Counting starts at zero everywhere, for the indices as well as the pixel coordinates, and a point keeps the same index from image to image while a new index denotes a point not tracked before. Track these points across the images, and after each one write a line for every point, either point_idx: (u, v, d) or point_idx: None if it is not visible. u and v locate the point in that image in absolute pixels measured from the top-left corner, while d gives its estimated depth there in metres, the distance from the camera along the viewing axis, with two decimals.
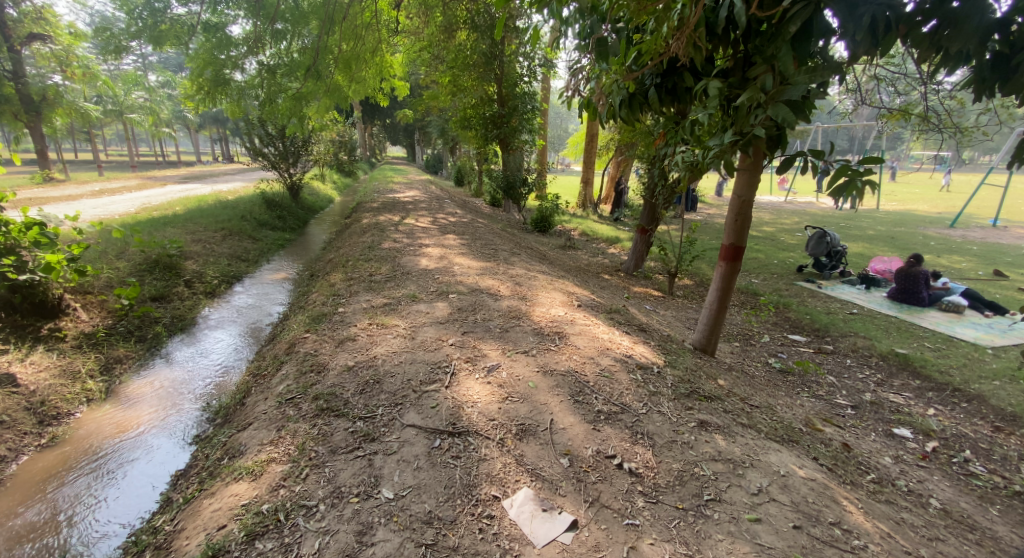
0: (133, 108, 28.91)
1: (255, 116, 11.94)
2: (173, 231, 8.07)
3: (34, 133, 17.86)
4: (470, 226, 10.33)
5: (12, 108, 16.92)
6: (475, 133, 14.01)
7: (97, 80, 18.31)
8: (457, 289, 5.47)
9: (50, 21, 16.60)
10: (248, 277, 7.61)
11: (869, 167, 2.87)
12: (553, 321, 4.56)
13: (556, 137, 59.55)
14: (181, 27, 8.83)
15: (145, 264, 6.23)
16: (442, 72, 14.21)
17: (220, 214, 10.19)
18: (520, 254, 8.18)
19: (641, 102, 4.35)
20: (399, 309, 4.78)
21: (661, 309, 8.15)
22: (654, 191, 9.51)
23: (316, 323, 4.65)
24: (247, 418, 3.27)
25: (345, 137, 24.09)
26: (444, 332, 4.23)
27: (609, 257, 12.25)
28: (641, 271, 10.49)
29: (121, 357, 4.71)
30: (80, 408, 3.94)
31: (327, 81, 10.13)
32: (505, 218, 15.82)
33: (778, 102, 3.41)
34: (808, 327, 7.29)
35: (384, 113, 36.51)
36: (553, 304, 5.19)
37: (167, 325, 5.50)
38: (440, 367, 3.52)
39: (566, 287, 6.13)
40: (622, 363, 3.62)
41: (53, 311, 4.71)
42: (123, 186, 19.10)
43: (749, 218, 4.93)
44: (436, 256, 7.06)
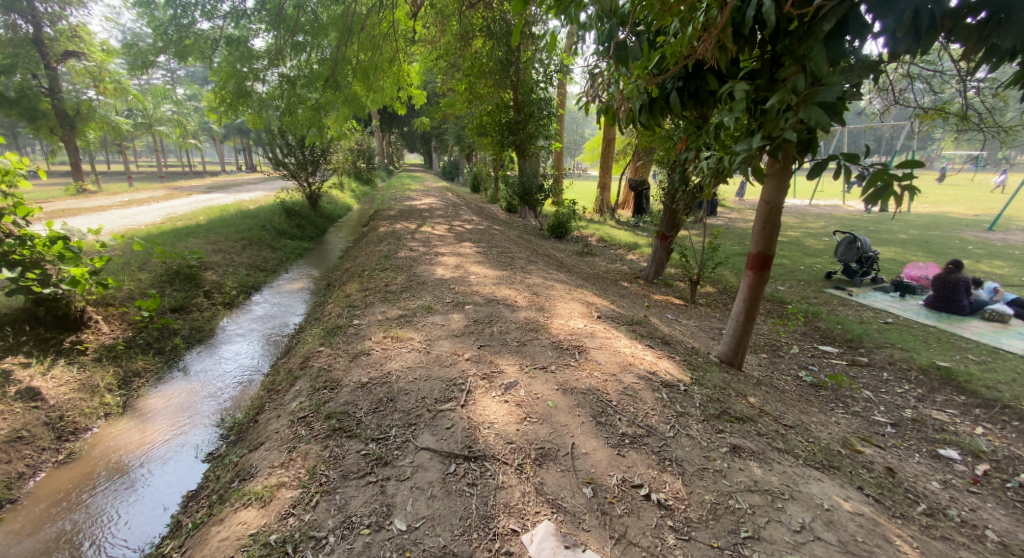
0: (162, 121, 29.75)
1: (275, 127, 12.09)
2: (194, 241, 8.14)
3: (68, 147, 18.44)
4: (486, 234, 10.24)
5: (47, 122, 17.49)
6: (491, 140, 13.96)
7: (127, 94, 18.83)
8: (473, 300, 5.35)
9: (85, 39, 17.15)
10: (266, 287, 7.61)
11: (911, 172, 2.67)
12: (571, 334, 4.41)
13: (573, 142, 59.29)
14: (205, 41, 8.96)
15: (166, 275, 6.26)
16: (459, 80, 14.20)
17: (240, 224, 10.29)
18: (538, 262, 8.04)
19: (663, 106, 4.20)
20: (414, 321, 4.68)
21: (683, 319, 7.91)
22: (675, 196, 9.30)
23: (331, 336, 4.57)
24: (259, 438, 3.17)
25: (363, 146, 24.35)
26: (459, 346, 4.11)
27: (628, 264, 12.02)
28: (662, 278, 10.25)
29: (139, 371, 4.70)
30: (98, 422, 3.89)
31: (346, 91, 10.21)
32: (522, 224, 15.71)
33: (811, 104, 3.22)
34: (840, 338, 6.98)
35: (402, 121, 36.82)
36: (573, 315, 5.04)
37: (186, 337, 5.49)
38: (455, 385, 3.39)
39: (585, 297, 5.96)
40: (646, 381, 3.44)
41: (75, 324, 4.72)
42: (150, 196, 19.55)
43: (778, 225, 4.73)
44: (452, 265, 6.96)
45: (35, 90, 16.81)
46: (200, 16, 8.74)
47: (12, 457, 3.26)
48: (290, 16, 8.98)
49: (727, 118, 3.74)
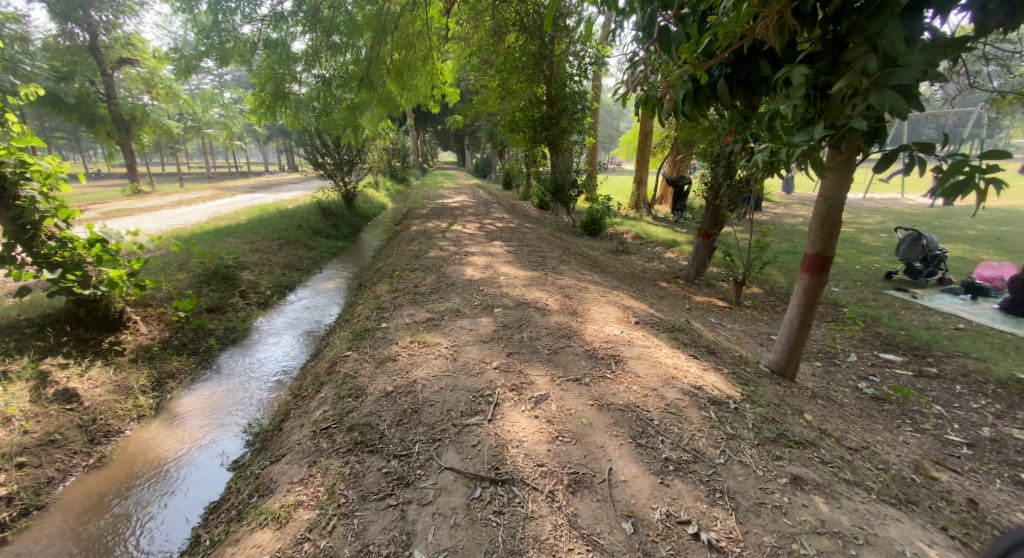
0: (209, 124, 30.92)
1: (312, 128, 12.25)
2: (233, 241, 8.28)
3: (123, 150, 19.28)
4: (517, 232, 10.03)
5: (105, 127, 18.35)
6: (524, 136, 13.73)
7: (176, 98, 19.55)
8: (503, 303, 5.15)
9: (138, 46, 17.91)
10: (300, 286, 7.64)
11: (994, 166, 2.21)
12: (607, 342, 4.17)
13: (609, 137, 58.11)
14: (244, 44, 9.08)
15: (203, 275, 6.33)
16: (491, 76, 13.98)
17: (278, 223, 10.45)
18: (571, 262, 7.77)
19: (707, 96, 3.90)
20: (442, 326, 4.52)
21: (726, 323, 7.49)
22: (718, 191, 8.84)
23: (359, 340, 4.46)
24: (281, 448, 3.06)
25: (398, 145, 24.57)
26: (488, 353, 3.93)
27: (667, 262, 11.56)
28: (703, 278, 9.79)
29: (173, 372, 4.62)
30: (131, 425, 3.87)
31: (381, 90, 10.21)
32: (554, 222, 15.42)
33: (882, 90, 2.87)
34: (904, 345, 6.57)
35: (436, 119, 37.03)
36: (609, 321, 4.76)
37: (220, 338, 5.45)
38: (482, 396, 3.21)
39: (622, 300, 5.67)
40: (692, 397, 3.22)
41: (114, 325, 4.71)
42: (197, 197, 20.13)
43: (838, 224, 4.41)
44: (483, 265, 6.80)
45: (92, 96, 17.61)
46: (240, 20, 8.88)
47: (43, 462, 3.27)
48: (327, 17, 9.01)
49: (783, 106, 3.42)
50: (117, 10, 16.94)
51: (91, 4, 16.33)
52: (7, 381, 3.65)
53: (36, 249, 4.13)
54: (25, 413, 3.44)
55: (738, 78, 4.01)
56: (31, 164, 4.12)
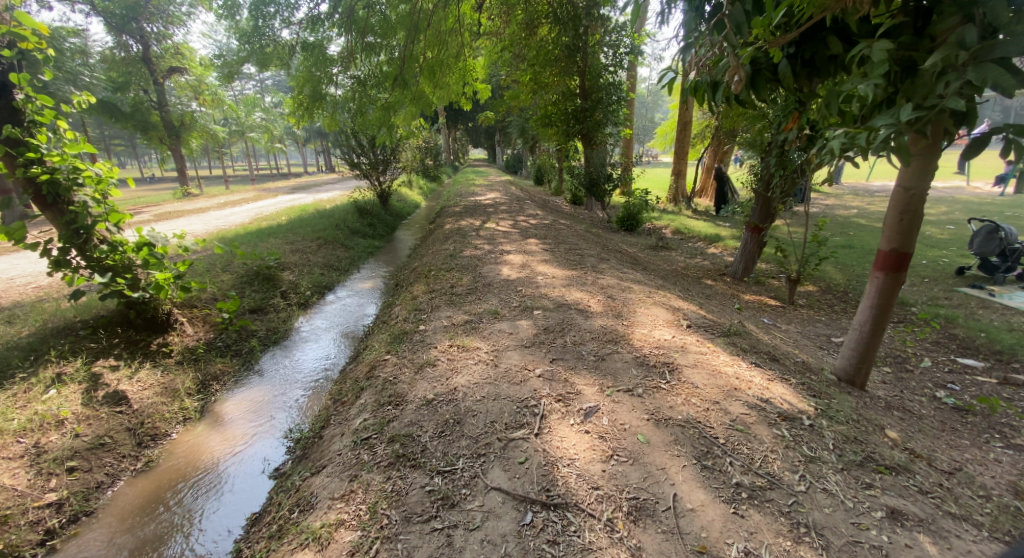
0: (252, 128, 32.00)
1: (348, 128, 12.35)
2: (273, 242, 8.38)
3: (174, 155, 20.03)
4: (552, 229, 9.78)
5: (157, 133, 19.15)
6: (557, 130, 13.44)
7: (223, 103, 20.25)
8: (543, 304, 4.95)
9: (186, 55, 18.61)
10: (339, 286, 7.63)
11: None
12: (658, 347, 3.93)
13: (642, 128, 56.80)
14: (283, 47, 9.16)
15: (246, 276, 6.38)
16: (524, 70, 13.71)
17: (317, 223, 10.57)
18: (611, 260, 7.47)
19: (770, 78, 3.58)
20: (481, 329, 4.34)
21: (781, 325, 7.05)
22: (769, 183, 8.36)
23: (397, 342, 4.34)
24: (322, 458, 2.96)
25: (431, 143, 24.68)
26: (530, 359, 3.74)
27: (710, 259, 11.08)
28: (751, 275, 9.30)
29: (217, 374, 4.57)
30: (176, 428, 3.82)
31: (414, 88, 10.16)
32: (589, 217, 15.07)
33: (983, 63, 2.52)
34: (985, 349, 6.51)
35: (467, 117, 37.07)
36: (657, 324, 4.47)
37: (262, 339, 5.40)
38: (528, 407, 3.03)
39: (670, 300, 5.37)
40: (760, 413, 3.01)
41: (163, 327, 4.72)
42: (242, 199, 20.76)
43: (918, 217, 4.13)
44: (519, 264, 6.61)
45: (145, 104, 18.38)
46: (279, 25, 8.98)
47: (94, 465, 3.27)
48: (362, 17, 8.97)
49: (860, 86, 3.09)
50: (167, 20, 17.58)
51: (144, 17, 16.99)
52: (60, 384, 3.67)
53: (89, 253, 4.17)
54: (77, 416, 3.45)
55: (803, 60, 3.69)
56: (83, 170, 4.19)
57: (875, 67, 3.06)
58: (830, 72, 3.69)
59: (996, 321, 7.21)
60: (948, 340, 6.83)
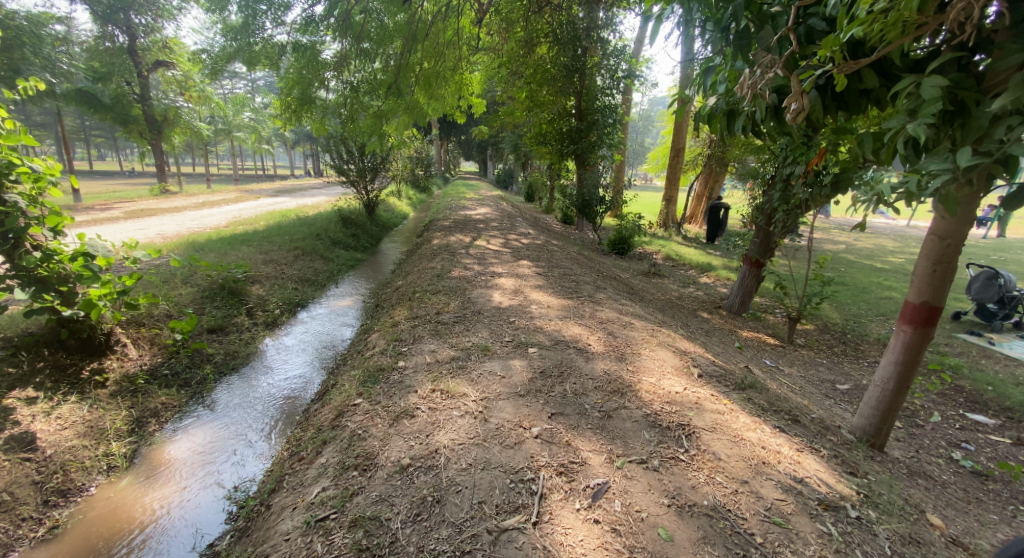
0: (240, 127, 31.30)
1: (336, 133, 11.79)
2: (245, 251, 7.77)
3: (154, 151, 19.16)
4: (545, 250, 9.34)
5: (137, 126, 18.34)
6: (550, 149, 13.10)
7: (210, 100, 19.59)
8: (538, 341, 4.43)
9: (175, 50, 17.92)
10: (313, 303, 7.01)
11: None
12: (669, 403, 3.46)
13: (633, 151, 57.22)
14: (272, 47, 8.65)
15: (208, 290, 5.76)
16: (520, 87, 13.37)
17: (295, 231, 9.97)
18: (608, 288, 7.00)
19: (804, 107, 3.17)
20: (468, 369, 3.80)
21: (784, 368, 6.65)
22: (772, 216, 8.02)
23: (371, 381, 3.77)
24: (267, 540, 2.42)
25: (422, 154, 24.25)
26: (525, 413, 3.22)
27: (705, 289, 10.72)
28: (748, 309, 8.92)
29: (158, 409, 3.92)
30: (96, 481, 3.18)
31: (408, 98, 9.75)
32: (580, 238, 14.68)
33: None
34: (994, 404, 6.20)
35: (459, 129, 36.79)
36: (666, 372, 3.99)
37: (218, 365, 4.77)
38: (524, 482, 2.56)
39: (676, 342, 4.90)
40: (797, 499, 2.57)
41: (100, 349, 4.08)
42: (221, 199, 20.01)
43: (953, 269, 3.76)
44: (511, 289, 6.12)
45: (127, 97, 17.61)
46: (269, 24, 8.46)
47: None
48: (358, 22, 8.54)
49: (909, 126, 2.68)
50: (157, 14, 16.93)
51: (132, 8, 16.32)
52: None
53: (19, 261, 3.51)
54: None
55: (834, 92, 3.27)
56: (20, 166, 3.50)
57: (925, 106, 2.68)
58: (861, 108, 3.32)
59: (1001, 373, 6.95)
60: (955, 393, 6.51)
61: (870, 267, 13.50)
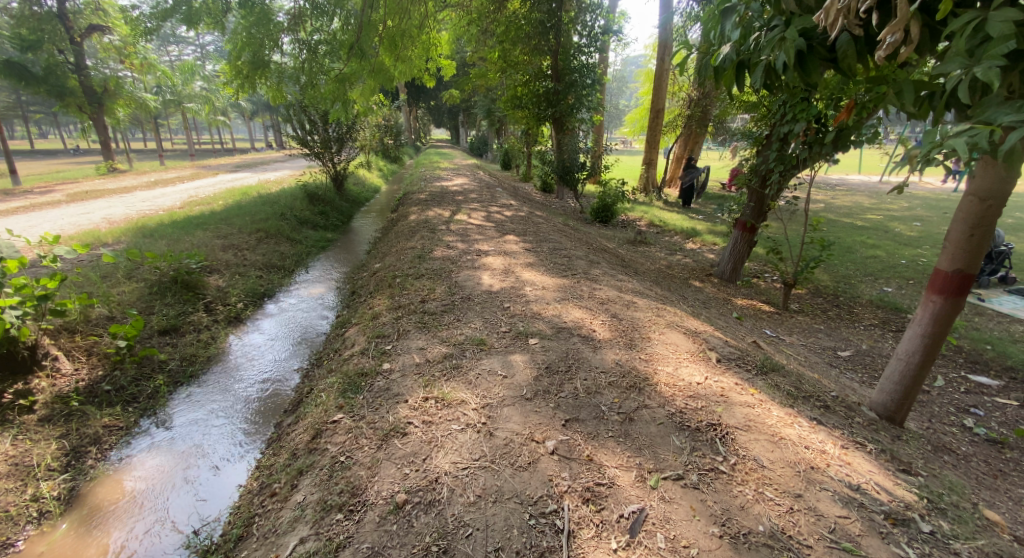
0: (191, 98, 29.16)
1: (296, 101, 10.83)
2: (201, 237, 7.02)
3: (97, 126, 17.51)
4: (530, 222, 8.82)
5: (75, 100, 16.67)
6: (527, 114, 12.35)
7: (155, 69, 18.01)
8: (538, 329, 3.97)
9: (110, 12, 16.18)
10: (281, 292, 6.36)
11: None
12: (693, 397, 3.07)
13: (607, 113, 56.13)
14: (216, 4, 7.62)
15: (157, 286, 5.11)
16: (492, 46, 12.50)
17: (258, 211, 9.17)
18: (602, 262, 6.55)
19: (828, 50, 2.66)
20: (464, 370, 3.31)
21: (785, 337, 6.39)
22: (767, 177, 7.62)
23: (352, 390, 3.27)
24: None
25: (389, 122, 23.02)
26: (535, 421, 2.78)
27: (693, 255, 10.41)
28: (740, 276, 8.63)
29: (99, 435, 3.36)
30: (24, 533, 2.65)
31: (373, 61, 8.91)
32: (561, 206, 14.11)
33: None
34: (995, 364, 6.07)
35: (428, 94, 35.19)
36: (682, 359, 3.59)
37: (172, 374, 4.17)
38: (547, 518, 2.15)
39: (685, 321, 4.51)
40: (860, 513, 2.23)
41: (25, 367, 3.46)
42: (177, 176, 18.64)
43: (992, 233, 3.36)
44: (500, 268, 5.62)
45: (61, 66, 15.91)
46: None
47: None
48: None
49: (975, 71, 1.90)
50: None
51: None
52: None
53: None
54: None
55: None
56: None
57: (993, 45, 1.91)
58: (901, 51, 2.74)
59: (996, 331, 6.86)
60: (953, 354, 6.36)
61: (852, 225, 13.43)
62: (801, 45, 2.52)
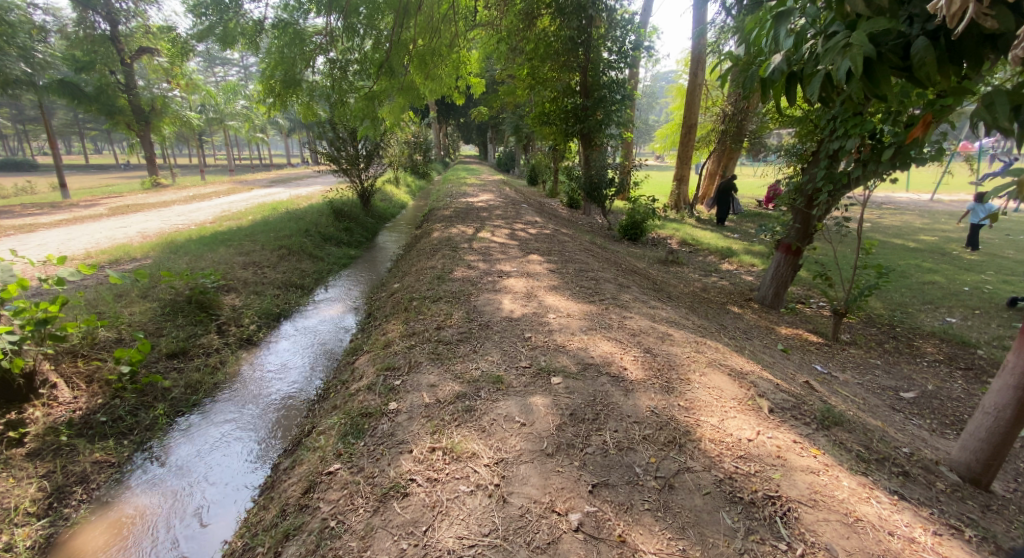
0: (233, 115, 30.18)
1: (326, 117, 10.85)
2: (221, 254, 6.90)
3: (143, 142, 18.11)
4: (557, 241, 8.45)
5: (124, 118, 17.28)
6: (555, 130, 12.07)
7: (199, 87, 18.57)
8: (562, 365, 3.57)
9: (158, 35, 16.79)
10: (297, 312, 6.14)
11: None
12: (743, 458, 2.62)
13: (638, 130, 55.84)
14: (252, 25, 7.59)
15: (170, 306, 4.96)
16: (522, 64, 12.32)
17: (283, 226, 9.11)
18: (633, 286, 6.09)
19: (899, 61, 2.21)
20: (478, 415, 2.93)
21: (838, 375, 5.77)
22: (815, 197, 7.04)
23: (353, 434, 2.94)
24: None
25: (419, 138, 23.21)
26: (557, 485, 2.38)
27: (729, 277, 9.81)
28: (782, 302, 7.99)
29: (86, 474, 3.13)
30: None
31: (401, 78, 8.82)
32: (589, 224, 13.70)
33: None
34: None
35: (458, 112, 35.51)
36: (728, 408, 3.12)
37: (174, 404, 3.93)
38: None
39: (728, 358, 4.03)
40: None
41: (19, 395, 3.27)
42: (214, 191, 19.06)
43: None
44: (523, 292, 5.25)
45: (112, 86, 16.49)
46: None
47: None
48: None
49: None
50: None
51: None
52: None
53: None
54: None
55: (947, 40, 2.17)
56: None
57: None
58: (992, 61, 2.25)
59: None
60: None
61: (905, 248, 12.51)
62: (871, 52, 2.04)
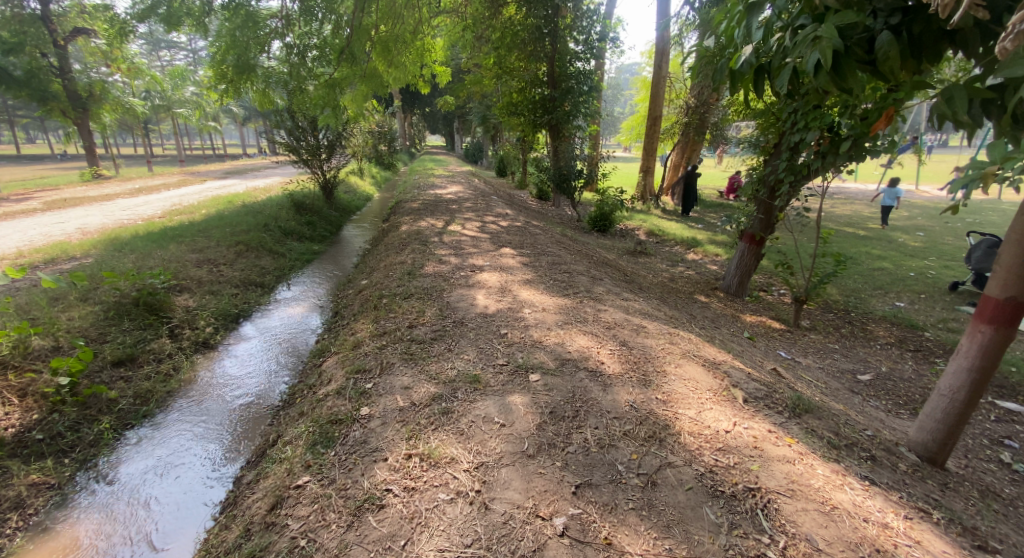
0: (181, 102, 28.53)
1: (283, 106, 10.36)
2: (173, 252, 6.49)
3: (81, 131, 16.87)
4: (528, 234, 8.37)
5: (59, 105, 16.02)
6: (522, 121, 11.95)
7: (143, 72, 17.41)
8: (540, 361, 3.51)
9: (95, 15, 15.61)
10: (257, 312, 5.85)
11: None
12: (723, 451, 2.62)
13: (603, 119, 56.23)
14: (199, 6, 7.12)
15: (115, 309, 4.62)
16: (488, 53, 12.10)
17: (240, 221, 8.68)
18: (605, 279, 6.09)
19: (867, 54, 2.21)
20: (455, 417, 2.83)
21: (801, 360, 5.96)
22: (777, 188, 7.21)
23: (323, 443, 2.80)
24: None
25: (383, 128, 22.59)
26: (539, 488, 2.31)
27: (695, 267, 9.99)
28: (746, 290, 8.19)
29: (20, 499, 2.86)
30: None
31: (363, 66, 8.49)
32: (557, 215, 13.68)
33: None
34: None
35: (422, 101, 34.77)
36: (704, 400, 3.13)
37: (123, 416, 3.67)
38: None
39: (701, 349, 4.06)
40: None
41: None
42: (163, 183, 17.98)
43: None
44: (496, 287, 5.15)
45: (44, 70, 15.27)
46: None
47: None
48: None
49: None
50: None
51: None
52: None
53: None
54: None
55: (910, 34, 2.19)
56: None
57: None
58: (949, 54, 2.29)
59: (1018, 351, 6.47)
60: None
61: (857, 235, 13.08)
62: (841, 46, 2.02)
